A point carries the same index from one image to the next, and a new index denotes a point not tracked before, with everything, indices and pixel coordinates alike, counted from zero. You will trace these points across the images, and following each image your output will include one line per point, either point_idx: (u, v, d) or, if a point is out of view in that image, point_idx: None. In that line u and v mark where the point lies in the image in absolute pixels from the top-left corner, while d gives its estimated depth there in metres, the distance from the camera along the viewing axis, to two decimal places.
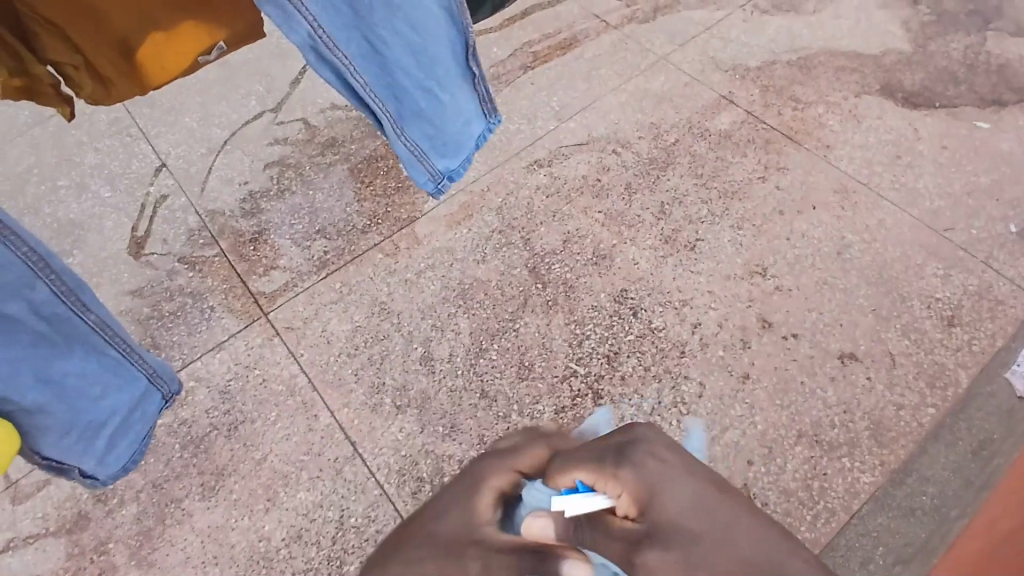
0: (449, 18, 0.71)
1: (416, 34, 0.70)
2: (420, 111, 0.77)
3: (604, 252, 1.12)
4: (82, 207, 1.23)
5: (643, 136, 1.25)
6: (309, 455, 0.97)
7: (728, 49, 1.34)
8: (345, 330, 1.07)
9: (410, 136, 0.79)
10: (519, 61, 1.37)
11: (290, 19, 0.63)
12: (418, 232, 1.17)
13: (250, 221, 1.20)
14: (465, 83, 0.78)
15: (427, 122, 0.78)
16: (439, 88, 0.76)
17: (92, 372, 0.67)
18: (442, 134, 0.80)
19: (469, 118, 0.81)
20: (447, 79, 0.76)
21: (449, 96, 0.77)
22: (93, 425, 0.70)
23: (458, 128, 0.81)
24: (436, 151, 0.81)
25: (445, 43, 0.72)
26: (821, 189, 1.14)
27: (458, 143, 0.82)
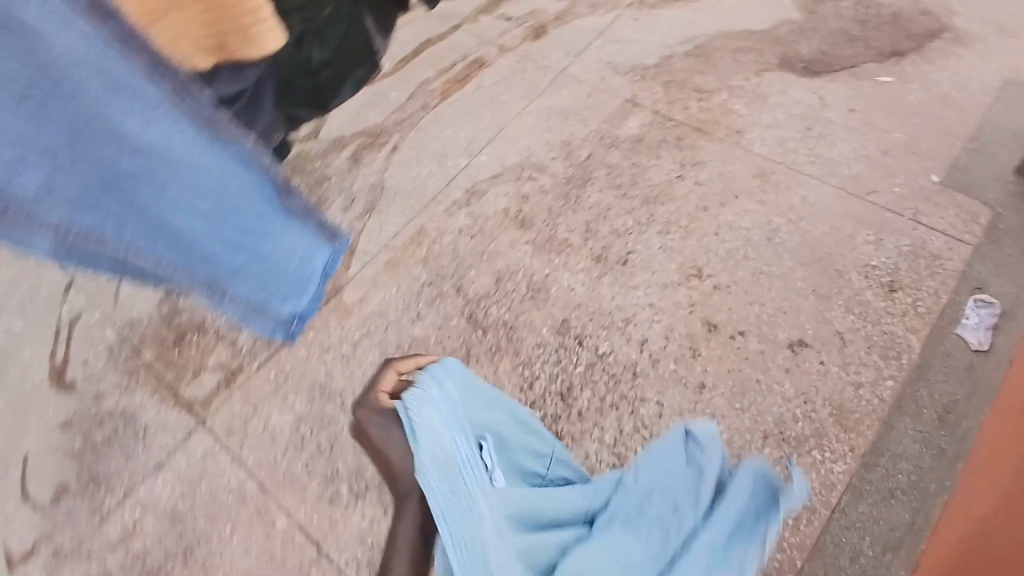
0: (231, 158, 0.48)
1: (207, 198, 0.49)
2: (241, 265, 0.53)
3: (538, 284, 1.08)
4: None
5: (556, 156, 1.22)
6: (273, 565, 0.92)
7: (624, 50, 1.33)
8: (288, 421, 1.02)
9: (236, 292, 0.54)
10: (420, 102, 1.32)
11: (24, 238, 0.43)
12: (347, 300, 1.11)
13: (171, 324, 1.14)
14: (285, 216, 0.52)
15: (251, 273, 0.54)
16: (235, 228, 0.51)
17: None
18: (275, 281, 0.55)
19: (305, 253, 0.54)
20: (251, 218, 0.51)
21: (270, 241, 0.52)
22: None
23: (292, 267, 0.54)
24: (272, 291, 0.55)
25: (243, 190, 0.49)
26: (740, 177, 1.13)
27: (297, 280, 0.55)
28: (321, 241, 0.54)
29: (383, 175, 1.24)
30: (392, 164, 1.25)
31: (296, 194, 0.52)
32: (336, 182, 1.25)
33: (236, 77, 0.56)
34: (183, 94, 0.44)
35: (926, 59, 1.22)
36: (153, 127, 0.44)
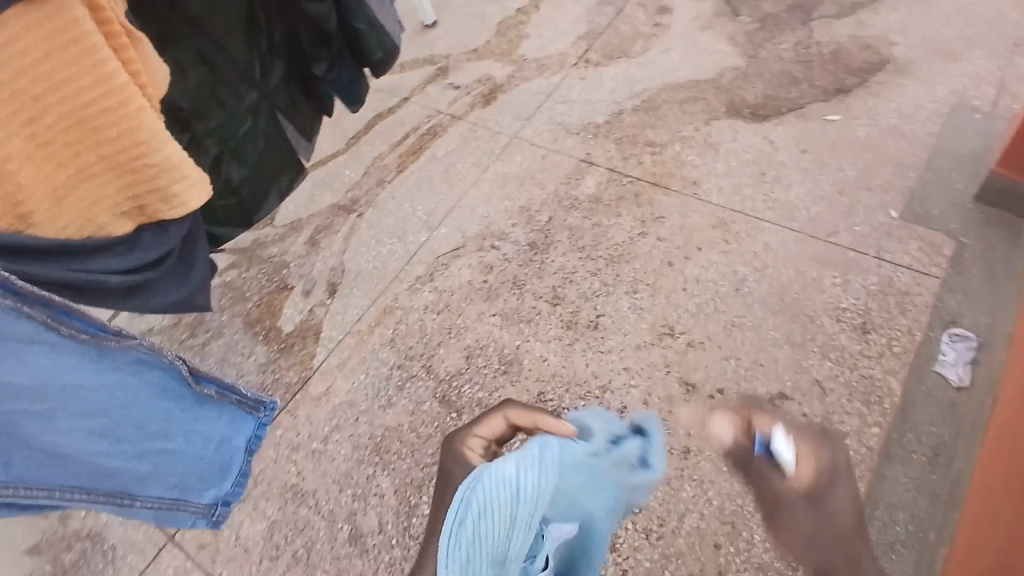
0: (130, 361, 0.51)
1: (89, 416, 0.49)
2: (154, 468, 0.55)
3: (510, 356, 1.05)
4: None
5: (516, 222, 1.20)
6: None
7: (573, 110, 1.33)
8: (260, 530, 0.96)
9: (151, 495, 0.56)
10: (375, 177, 1.30)
11: None
12: (315, 392, 1.07)
13: None
14: (204, 404, 0.58)
15: (169, 472, 0.56)
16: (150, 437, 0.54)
17: None
18: (201, 469, 0.59)
19: (234, 432, 0.61)
20: (173, 418, 0.56)
21: (185, 437, 0.57)
22: None
23: (220, 453, 0.60)
24: (193, 485, 0.59)
25: (138, 393, 0.52)
26: (702, 229, 1.13)
27: (220, 468, 0.61)
28: (240, 416, 0.61)
29: (341, 257, 1.21)
30: (351, 245, 1.22)
31: (206, 380, 0.58)
32: (295, 268, 1.21)
33: (166, 240, 0.56)
34: (53, 323, 0.46)
35: (870, 93, 1.24)
36: (29, 361, 0.45)
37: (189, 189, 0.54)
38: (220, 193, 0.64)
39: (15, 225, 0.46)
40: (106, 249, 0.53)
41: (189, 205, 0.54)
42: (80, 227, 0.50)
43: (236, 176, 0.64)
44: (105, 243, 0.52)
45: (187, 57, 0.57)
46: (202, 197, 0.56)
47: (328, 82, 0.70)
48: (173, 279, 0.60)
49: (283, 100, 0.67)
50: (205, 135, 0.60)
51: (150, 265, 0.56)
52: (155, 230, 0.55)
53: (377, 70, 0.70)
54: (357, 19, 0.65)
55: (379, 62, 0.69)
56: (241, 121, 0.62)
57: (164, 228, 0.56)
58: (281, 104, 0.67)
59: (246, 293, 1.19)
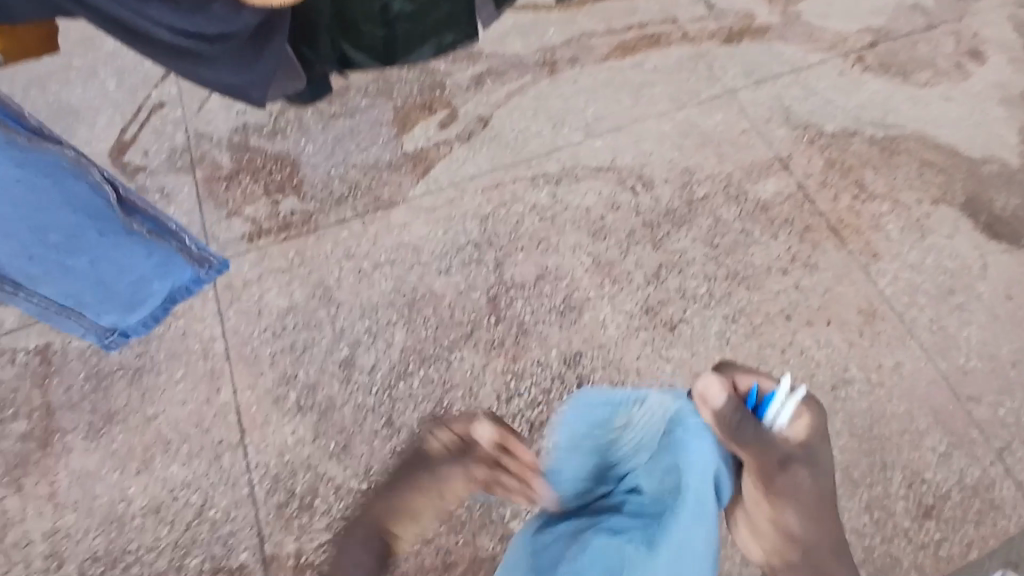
0: (65, 173, 0.49)
1: None
2: (64, 273, 0.57)
3: (574, 302, 1.00)
4: (82, 91, 1.12)
5: (670, 179, 1.08)
6: (197, 429, 0.94)
7: (807, 101, 1.14)
8: (280, 305, 1.00)
9: (42, 293, 0.58)
10: (572, 52, 1.18)
11: None
12: (394, 218, 1.06)
13: (233, 154, 1.10)
14: (135, 238, 0.61)
15: (72, 280, 0.59)
16: (75, 253, 0.56)
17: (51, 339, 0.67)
18: (115, 293, 0.67)
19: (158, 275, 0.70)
20: (96, 241, 0.57)
21: (95, 255, 0.59)
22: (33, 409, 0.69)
23: (131, 286, 0.68)
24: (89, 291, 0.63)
25: (67, 203, 0.51)
26: (844, 305, 0.99)
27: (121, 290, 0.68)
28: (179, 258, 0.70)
29: (492, 110, 1.14)
30: (508, 104, 1.14)
31: (137, 213, 0.59)
32: (448, 94, 1.14)
33: (234, 22, 0.51)
34: None
35: None
36: None
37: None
38: (375, 20, 0.64)
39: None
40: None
41: (269, 1, 0.48)
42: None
43: (397, 8, 0.64)
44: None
45: None
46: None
47: None
48: (236, 59, 0.57)
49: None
50: None
51: (212, 38, 0.53)
52: (230, 5, 0.50)
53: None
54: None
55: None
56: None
57: (240, 8, 0.51)
58: None
59: (393, 90, 1.14)
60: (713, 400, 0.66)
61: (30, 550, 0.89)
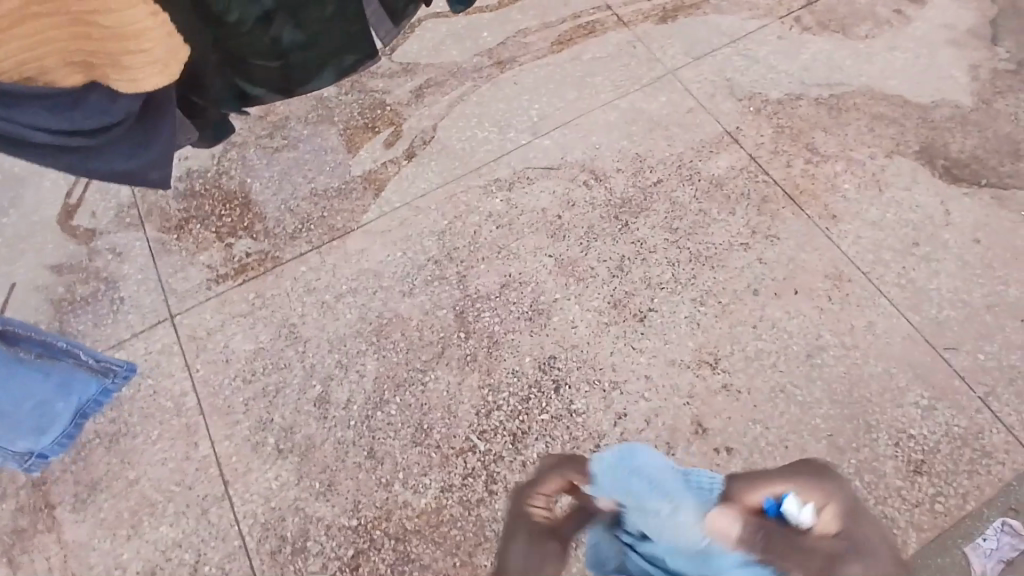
0: None
1: None
2: None
3: (541, 306, 0.99)
4: (21, 159, 1.10)
5: (623, 168, 1.07)
6: (179, 487, 0.93)
7: (750, 70, 1.13)
8: (247, 350, 0.99)
9: None
10: (510, 52, 1.16)
11: None
12: (350, 246, 1.05)
13: (181, 202, 1.08)
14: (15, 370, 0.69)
15: None
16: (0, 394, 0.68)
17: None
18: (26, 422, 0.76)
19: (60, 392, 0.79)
20: None
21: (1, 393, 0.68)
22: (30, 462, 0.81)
23: (36, 413, 0.76)
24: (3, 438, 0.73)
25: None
26: (810, 272, 0.99)
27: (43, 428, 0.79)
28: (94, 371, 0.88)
29: (436, 122, 1.12)
30: (452, 114, 1.12)
31: (20, 342, 0.71)
32: (390, 113, 1.13)
33: (111, 110, 0.57)
34: None
35: None
36: None
37: (147, 71, 0.52)
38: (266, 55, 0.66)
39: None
40: (44, 99, 0.54)
41: (141, 85, 0.53)
42: (14, 71, 0.51)
43: (289, 39, 0.66)
44: (39, 91, 0.53)
45: None
46: (159, 82, 0.53)
47: None
48: (127, 145, 0.62)
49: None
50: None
51: (93, 131, 0.58)
52: (106, 95, 0.56)
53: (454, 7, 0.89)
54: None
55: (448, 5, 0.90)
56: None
57: (115, 96, 0.56)
58: None
59: (334, 116, 1.13)
60: (829, 525, 0.49)
61: None
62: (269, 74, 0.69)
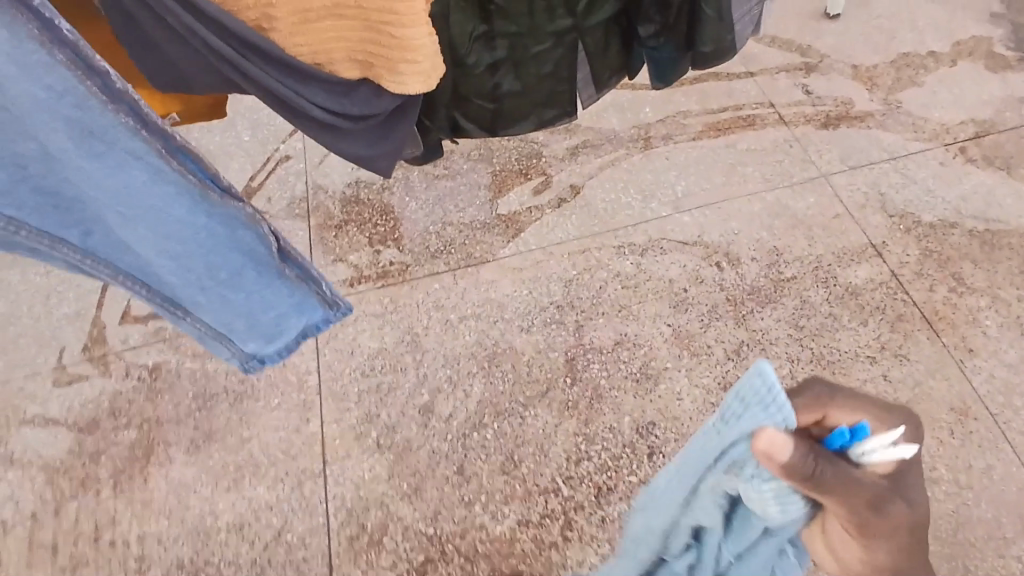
0: (198, 201, 0.54)
1: (131, 213, 0.53)
2: (226, 301, 0.61)
3: (650, 371, 1.01)
4: (223, 141, 1.26)
5: (757, 258, 1.09)
6: (283, 455, 1.01)
7: (905, 189, 1.13)
8: (370, 347, 1.07)
9: (199, 318, 0.63)
10: (667, 129, 1.22)
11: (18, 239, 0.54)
12: (482, 275, 1.12)
13: (344, 205, 1.20)
14: (279, 280, 0.62)
15: (233, 317, 0.62)
16: (224, 287, 0.60)
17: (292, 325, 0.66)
18: (255, 326, 0.64)
19: (297, 317, 0.65)
20: (252, 280, 0.61)
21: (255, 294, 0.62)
22: (265, 334, 0.65)
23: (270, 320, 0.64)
24: (232, 331, 0.64)
25: (235, 248, 0.58)
26: (936, 401, 0.96)
27: (275, 335, 0.66)
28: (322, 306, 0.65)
29: (585, 179, 1.19)
30: (600, 175, 1.19)
31: (290, 262, 0.62)
32: (544, 163, 1.21)
33: (372, 105, 0.62)
34: (164, 155, 0.51)
35: None
36: (126, 167, 0.51)
37: (414, 79, 0.57)
38: (483, 94, 0.68)
39: (261, 22, 0.58)
40: (325, 82, 0.61)
41: (404, 89, 0.58)
42: (311, 58, 0.60)
43: (507, 87, 0.68)
44: (322, 75, 0.61)
45: None
46: (420, 87, 0.58)
47: (646, 47, 0.71)
48: (370, 136, 0.66)
49: (593, 41, 0.68)
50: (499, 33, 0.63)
51: (352, 117, 0.64)
52: (373, 91, 0.61)
53: (700, 62, 0.70)
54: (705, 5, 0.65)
55: (706, 56, 0.70)
56: (539, 47, 0.65)
57: (379, 93, 0.61)
58: (592, 42, 0.68)
59: (495, 157, 1.22)
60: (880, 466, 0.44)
61: (126, 549, 0.97)
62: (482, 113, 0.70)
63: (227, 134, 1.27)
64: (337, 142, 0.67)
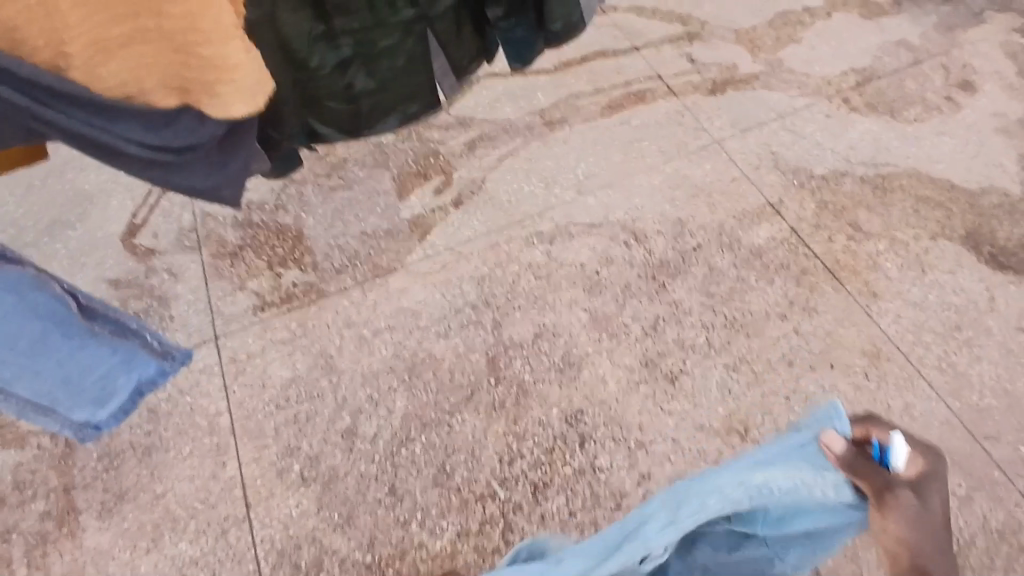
0: None
1: None
2: (36, 370, 0.55)
3: (573, 358, 1.00)
4: (95, 179, 1.17)
5: (663, 231, 1.09)
6: (203, 504, 0.95)
7: (795, 145, 1.16)
8: (283, 376, 1.02)
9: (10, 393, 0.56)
10: (561, 113, 1.21)
11: None
12: (392, 285, 1.08)
13: (238, 231, 1.13)
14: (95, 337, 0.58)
15: (53, 384, 0.57)
16: (28, 357, 0.54)
17: (123, 381, 0.62)
18: (82, 391, 0.60)
19: (123, 371, 0.62)
20: (59, 342, 0.56)
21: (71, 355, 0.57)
22: (93, 394, 0.61)
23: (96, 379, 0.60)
24: (56, 398, 0.59)
25: (26, 313, 0.52)
26: (848, 347, 0.98)
27: (105, 391, 0.62)
28: (150, 354, 0.63)
29: (485, 173, 1.17)
30: (501, 167, 1.17)
31: (100, 317, 0.59)
32: (442, 162, 1.18)
33: (198, 133, 0.57)
34: None
35: None
36: None
37: (237, 99, 0.53)
38: (338, 95, 0.63)
39: (53, 62, 0.50)
40: (138, 113, 0.55)
41: (229, 113, 0.54)
42: (117, 88, 0.53)
43: (361, 85, 0.64)
44: (135, 108, 0.54)
45: None
46: (248, 108, 0.54)
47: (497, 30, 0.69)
48: (206, 165, 0.60)
49: (444, 29, 0.65)
50: (342, 31, 0.59)
51: (177, 150, 0.57)
52: (195, 117, 0.56)
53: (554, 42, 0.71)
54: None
55: (557, 34, 0.70)
56: (389, 39, 0.62)
57: (204, 118, 0.56)
58: (443, 30, 0.65)
59: (390, 161, 1.18)
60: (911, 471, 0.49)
61: None
62: (339, 115, 0.65)
63: (100, 170, 1.17)
64: (171, 177, 0.59)
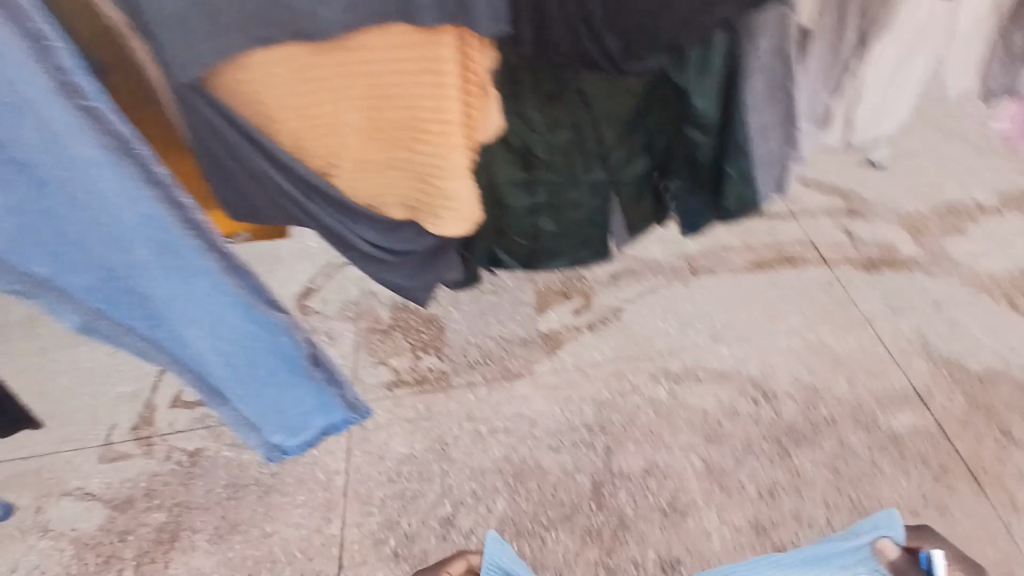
0: (242, 301, 0.58)
1: (188, 307, 0.56)
2: (260, 394, 0.66)
3: (679, 503, 0.99)
4: None
5: (794, 395, 1.08)
6: (301, 553, 1.01)
7: (951, 336, 1.11)
8: (400, 452, 1.09)
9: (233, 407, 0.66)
10: (708, 262, 1.25)
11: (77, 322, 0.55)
12: (516, 390, 1.14)
13: (393, 312, 1.26)
14: (309, 380, 0.68)
15: (265, 409, 0.67)
16: (260, 382, 0.65)
17: (314, 422, 0.71)
18: (281, 423, 0.69)
19: (316, 413, 0.70)
20: (284, 377, 0.66)
21: (287, 392, 0.67)
22: (289, 429, 0.70)
23: (295, 416, 0.69)
24: (262, 423, 0.68)
25: (272, 347, 0.63)
26: (986, 561, 0.90)
27: (297, 428, 0.70)
28: (342, 407, 0.72)
29: (624, 303, 1.22)
30: (641, 301, 1.22)
31: (320, 366, 0.68)
32: (586, 286, 1.25)
33: (415, 241, 0.66)
34: (219, 258, 0.54)
35: None
36: (190, 271, 0.54)
37: (455, 224, 0.61)
38: (520, 232, 0.67)
39: (325, 168, 0.58)
40: (374, 220, 0.64)
41: (444, 229, 0.61)
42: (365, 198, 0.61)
43: (544, 229, 0.67)
44: (374, 215, 0.63)
45: (566, 124, 0.58)
46: (465, 229, 0.62)
47: (677, 199, 0.69)
48: (412, 265, 0.70)
49: (627, 193, 0.66)
50: (539, 182, 0.62)
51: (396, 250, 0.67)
52: (416, 231, 0.65)
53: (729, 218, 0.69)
54: (730, 165, 0.64)
55: (733, 212, 0.68)
56: (578, 196, 0.64)
57: (422, 234, 0.65)
58: (625, 194, 0.67)
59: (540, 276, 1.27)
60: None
61: None
62: (517, 248, 0.69)
63: None
64: (379, 271, 0.70)
